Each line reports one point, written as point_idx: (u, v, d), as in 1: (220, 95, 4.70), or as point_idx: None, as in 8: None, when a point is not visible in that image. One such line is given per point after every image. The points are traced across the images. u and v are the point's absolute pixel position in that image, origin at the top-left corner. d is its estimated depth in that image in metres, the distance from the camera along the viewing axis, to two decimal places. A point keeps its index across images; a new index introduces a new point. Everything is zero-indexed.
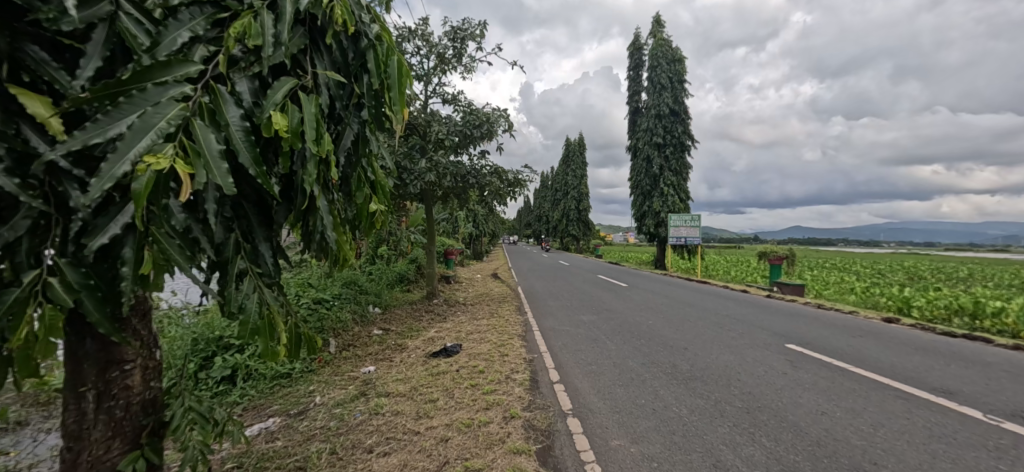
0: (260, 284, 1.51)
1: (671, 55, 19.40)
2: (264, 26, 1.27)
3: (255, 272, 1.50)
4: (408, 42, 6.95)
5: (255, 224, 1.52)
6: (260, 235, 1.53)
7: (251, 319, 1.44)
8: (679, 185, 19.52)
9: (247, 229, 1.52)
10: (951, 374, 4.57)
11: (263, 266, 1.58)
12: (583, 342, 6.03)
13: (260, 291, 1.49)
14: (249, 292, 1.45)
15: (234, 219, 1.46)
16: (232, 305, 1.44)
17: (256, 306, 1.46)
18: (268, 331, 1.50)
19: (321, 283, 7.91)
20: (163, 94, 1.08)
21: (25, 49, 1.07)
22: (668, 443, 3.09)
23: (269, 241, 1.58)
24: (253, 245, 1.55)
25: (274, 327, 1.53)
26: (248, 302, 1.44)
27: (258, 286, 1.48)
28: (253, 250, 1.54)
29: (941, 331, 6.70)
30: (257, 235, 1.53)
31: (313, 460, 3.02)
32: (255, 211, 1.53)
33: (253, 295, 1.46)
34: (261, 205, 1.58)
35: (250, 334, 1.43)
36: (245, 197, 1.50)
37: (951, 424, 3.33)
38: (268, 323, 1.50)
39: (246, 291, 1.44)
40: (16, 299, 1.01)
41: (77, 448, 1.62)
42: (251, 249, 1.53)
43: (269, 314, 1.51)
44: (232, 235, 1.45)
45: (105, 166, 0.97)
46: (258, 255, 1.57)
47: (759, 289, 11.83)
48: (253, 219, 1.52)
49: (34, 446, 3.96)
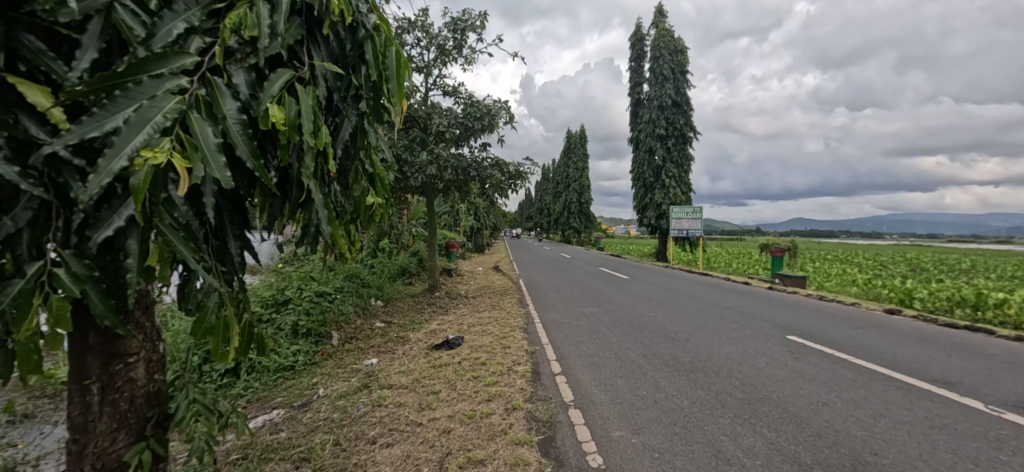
0: (224, 280, 1.43)
1: (674, 45, 19.22)
2: (260, 16, 1.24)
3: (220, 270, 1.43)
4: (408, 33, 6.90)
5: (228, 224, 1.47)
6: (229, 233, 1.46)
7: (205, 317, 1.37)
8: (680, 177, 19.46)
9: (218, 226, 1.47)
10: (952, 364, 4.58)
11: (228, 265, 1.52)
12: (585, 334, 6.05)
13: (222, 291, 1.42)
14: (207, 289, 1.39)
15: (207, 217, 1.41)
16: (190, 301, 1.37)
17: (215, 304, 1.40)
18: (224, 332, 1.41)
19: (323, 276, 7.94)
20: (160, 86, 1.07)
21: (20, 39, 1.05)
22: (669, 434, 3.10)
23: (245, 238, 1.53)
24: (223, 241, 1.49)
25: (230, 329, 1.43)
26: (206, 300, 1.38)
27: (220, 284, 1.41)
28: (221, 248, 1.47)
29: (942, 322, 6.70)
30: (228, 230, 1.46)
31: (317, 451, 3.04)
32: (229, 209, 1.47)
33: (212, 295, 1.40)
34: (239, 202, 1.53)
35: (203, 333, 1.36)
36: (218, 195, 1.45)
37: (952, 415, 3.34)
38: (223, 324, 1.40)
39: (206, 289, 1.38)
40: (21, 291, 1.01)
41: (83, 440, 1.63)
42: (220, 246, 1.48)
43: (226, 316, 1.41)
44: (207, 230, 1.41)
45: (103, 160, 0.97)
46: (227, 252, 1.51)
47: (760, 281, 11.83)
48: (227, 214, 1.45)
49: (41, 438, 4.00)
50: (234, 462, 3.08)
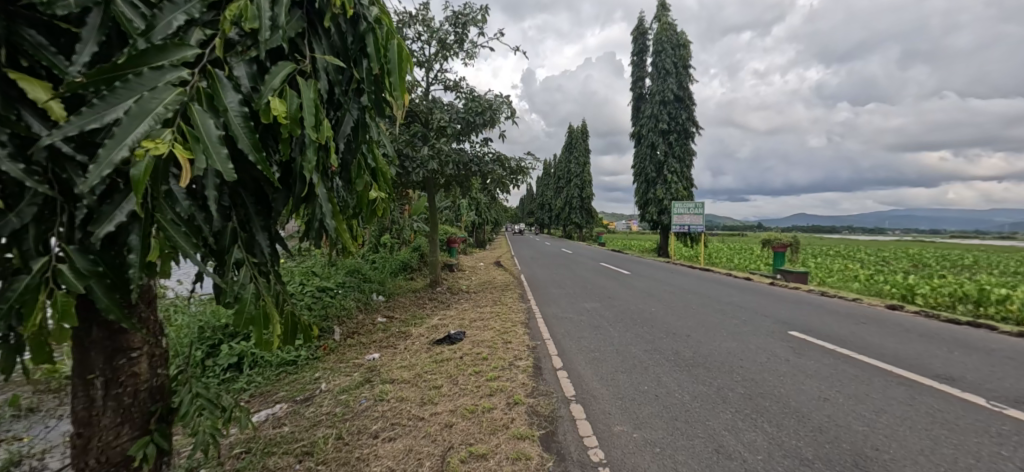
0: (257, 272, 1.48)
1: (676, 40, 19.09)
2: (261, 8, 1.22)
3: (252, 262, 1.47)
4: (408, 27, 6.87)
5: (253, 212, 1.52)
6: (257, 225, 1.52)
7: (246, 308, 1.39)
8: (682, 172, 19.38)
9: (244, 217, 1.52)
10: (954, 360, 4.57)
11: (259, 256, 1.56)
12: (586, 329, 6.06)
13: (257, 281, 1.46)
14: (244, 281, 1.42)
15: (230, 207, 1.46)
16: (228, 294, 1.39)
17: (253, 295, 1.43)
18: (264, 320, 1.46)
19: (325, 271, 7.96)
20: (160, 78, 1.06)
21: (21, 33, 1.05)
22: (671, 429, 3.10)
23: (270, 229, 1.57)
24: (250, 233, 1.54)
25: (270, 318, 1.47)
26: (244, 292, 1.40)
27: (255, 276, 1.46)
28: (250, 239, 1.53)
29: (944, 318, 6.69)
30: (254, 222, 1.52)
31: (319, 445, 3.06)
32: (251, 197, 1.51)
33: (249, 285, 1.43)
34: (260, 192, 1.57)
35: (245, 323, 1.38)
36: (243, 184, 1.49)
37: (954, 410, 3.33)
38: (264, 313, 1.45)
39: (242, 280, 1.41)
40: (28, 286, 1.01)
41: (88, 434, 1.64)
42: (248, 238, 1.53)
43: (265, 306, 1.46)
44: (230, 225, 1.44)
45: (102, 151, 0.95)
46: (255, 244, 1.56)
47: (762, 277, 11.81)
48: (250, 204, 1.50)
49: (47, 432, 4.03)
50: (237, 456, 3.10)
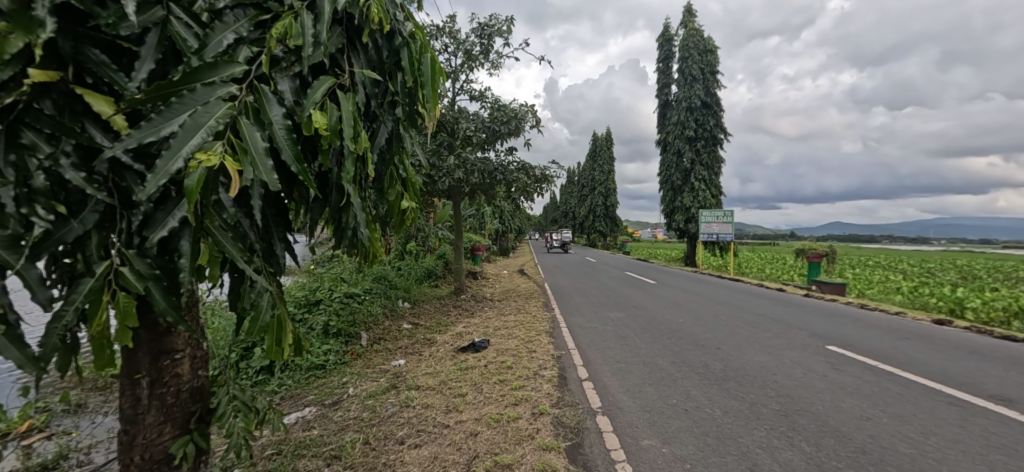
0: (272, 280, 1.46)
1: (703, 45, 18.75)
2: (305, 27, 1.28)
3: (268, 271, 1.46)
4: (436, 39, 7.05)
5: (273, 224, 1.50)
6: (275, 236, 1.50)
7: (260, 315, 1.36)
8: (710, 179, 18.97)
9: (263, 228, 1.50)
10: (1012, 380, 4.25)
11: (274, 267, 1.54)
12: (611, 340, 5.96)
13: (272, 289, 1.42)
14: (260, 287, 1.38)
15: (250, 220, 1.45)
16: (244, 301, 1.36)
17: (268, 302, 1.40)
18: (278, 328, 1.46)
19: (353, 278, 8.18)
20: (211, 94, 1.12)
21: (86, 53, 1.12)
22: (701, 445, 3.01)
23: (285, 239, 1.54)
24: (268, 242, 1.52)
25: (281, 328, 1.47)
26: (261, 298, 1.38)
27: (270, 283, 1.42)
28: (268, 250, 1.51)
29: (998, 334, 6.26)
30: (269, 232, 1.49)
31: (347, 449, 3.10)
32: (273, 214, 1.51)
33: (266, 293, 1.39)
34: (279, 206, 1.56)
35: (259, 331, 1.36)
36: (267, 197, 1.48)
37: (1013, 434, 3.10)
38: (275, 322, 1.44)
39: (259, 286, 1.38)
40: (92, 288, 1.07)
41: (133, 431, 1.72)
42: (266, 246, 1.50)
43: (278, 314, 1.45)
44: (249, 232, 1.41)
45: (159, 162, 1.01)
46: (272, 254, 1.54)
47: (795, 288, 11.34)
48: (269, 216, 1.49)
49: (93, 428, 4.26)
50: (269, 457, 3.20)
